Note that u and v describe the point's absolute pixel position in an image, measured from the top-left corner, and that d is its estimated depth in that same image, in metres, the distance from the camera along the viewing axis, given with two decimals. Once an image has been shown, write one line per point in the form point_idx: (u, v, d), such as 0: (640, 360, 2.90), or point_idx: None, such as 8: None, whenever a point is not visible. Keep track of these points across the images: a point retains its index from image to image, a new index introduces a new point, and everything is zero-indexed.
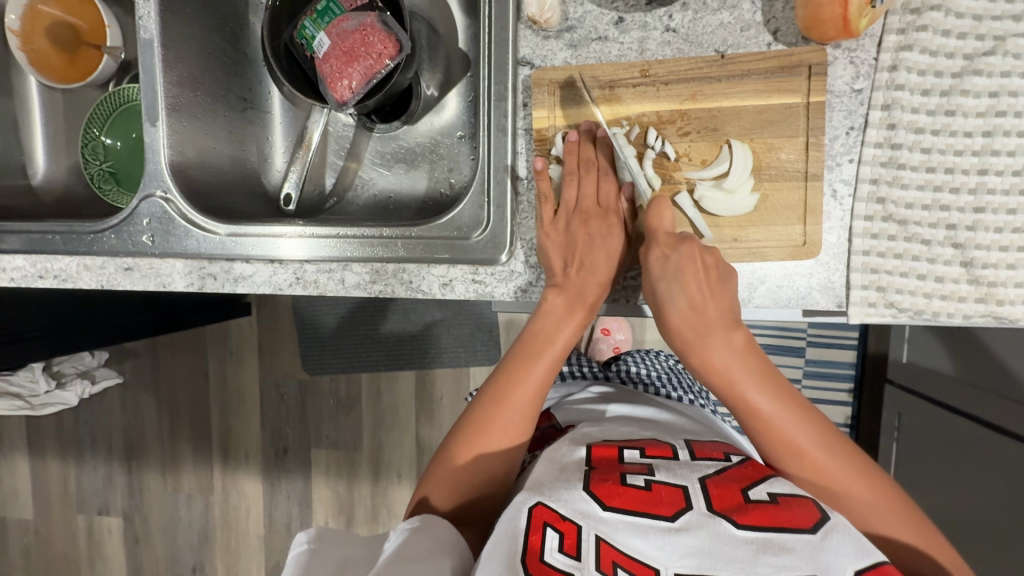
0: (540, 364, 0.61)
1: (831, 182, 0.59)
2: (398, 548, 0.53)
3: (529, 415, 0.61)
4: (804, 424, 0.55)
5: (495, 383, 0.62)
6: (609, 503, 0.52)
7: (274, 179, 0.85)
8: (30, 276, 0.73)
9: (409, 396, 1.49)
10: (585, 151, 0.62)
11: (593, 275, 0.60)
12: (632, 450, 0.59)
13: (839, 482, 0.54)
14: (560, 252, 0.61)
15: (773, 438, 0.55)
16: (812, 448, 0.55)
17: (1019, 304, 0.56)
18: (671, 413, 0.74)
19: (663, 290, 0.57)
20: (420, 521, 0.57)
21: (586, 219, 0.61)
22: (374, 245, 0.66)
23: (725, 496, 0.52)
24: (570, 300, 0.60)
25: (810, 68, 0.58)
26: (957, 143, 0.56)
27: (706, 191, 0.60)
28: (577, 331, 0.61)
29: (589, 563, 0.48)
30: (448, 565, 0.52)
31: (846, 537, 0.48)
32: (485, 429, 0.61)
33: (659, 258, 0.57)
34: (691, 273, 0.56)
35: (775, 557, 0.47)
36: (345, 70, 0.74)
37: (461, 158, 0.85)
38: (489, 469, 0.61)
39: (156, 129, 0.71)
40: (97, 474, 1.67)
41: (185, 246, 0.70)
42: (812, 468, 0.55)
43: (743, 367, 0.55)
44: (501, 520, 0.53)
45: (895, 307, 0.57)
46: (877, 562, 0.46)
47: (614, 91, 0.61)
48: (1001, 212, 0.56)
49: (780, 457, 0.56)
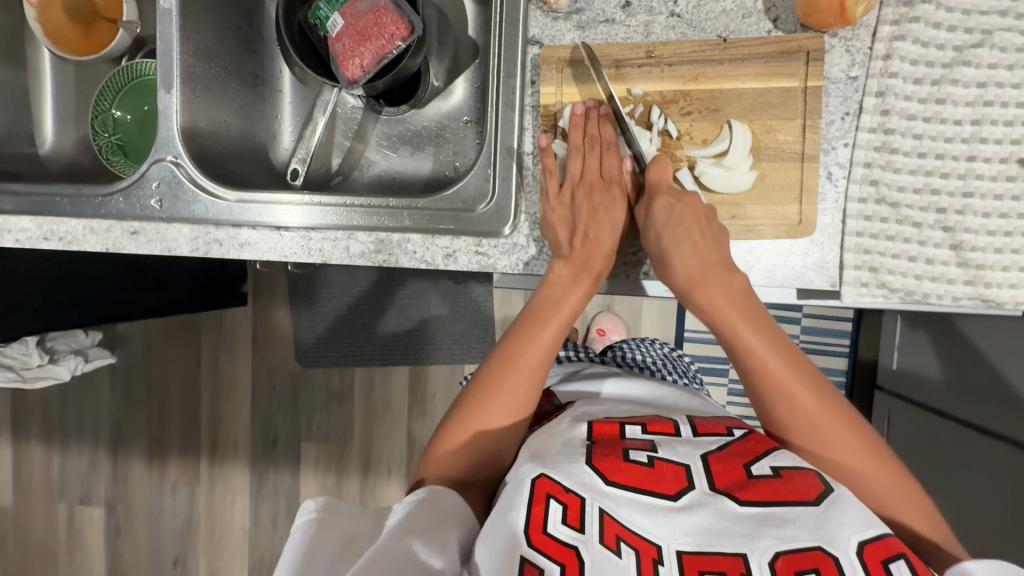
0: (549, 327, 0.62)
1: (826, 165, 0.61)
2: (405, 517, 0.53)
3: (535, 377, 0.61)
4: (802, 372, 0.56)
5: (508, 343, 0.63)
6: (611, 478, 0.52)
7: (282, 156, 0.87)
8: (36, 238, 0.73)
9: (402, 391, 1.50)
10: (591, 126, 0.64)
11: (597, 246, 0.62)
12: (633, 426, 0.59)
13: (821, 420, 0.55)
14: (566, 226, 0.63)
15: (774, 382, 0.56)
16: (805, 393, 0.55)
17: (1005, 288, 0.59)
18: (669, 388, 0.76)
19: (668, 238, 0.59)
20: (425, 493, 0.56)
21: (590, 191, 0.64)
22: (380, 214, 0.67)
23: (726, 471, 0.53)
24: (575, 270, 0.62)
25: (808, 54, 0.60)
26: (947, 131, 0.59)
27: (707, 168, 0.61)
28: (584, 299, 0.62)
29: (593, 536, 0.48)
30: (454, 536, 0.53)
31: (849, 507, 0.49)
32: (498, 383, 0.61)
33: (664, 207, 0.60)
34: (694, 221, 0.58)
35: (778, 529, 0.47)
36: (358, 48, 0.76)
37: (467, 141, 0.87)
38: (498, 428, 0.61)
39: (171, 96, 0.72)
40: (81, 461, 1.64)
41: (192, 211, 0.71)
42: (798, 406, 0.55)
43: (742, 311, 0.57)
44: (505, 490, 0.54)
45: (886, 288, 0.60)
46: (881, 533, 0.48)
47: (620, 70, 0.64)
48: (989, 198, 0.59)
49: (769, 396, 0.56)
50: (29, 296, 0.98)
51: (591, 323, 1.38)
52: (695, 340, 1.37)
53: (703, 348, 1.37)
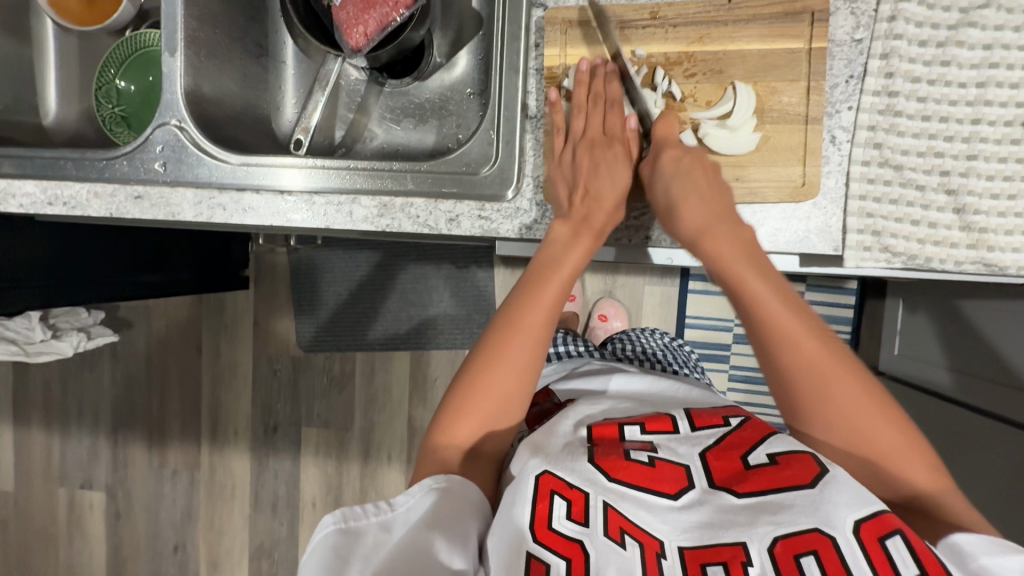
0: (553, 285, 0.60)
1: (830, 129, 0.61)
2: (425, 514, 0.51)
3: (539, 334, 0.59)
4: (809, 322, 0.54)
5: (511, 308, 0.61)
6: (614, 475, 0.52)
7: (285, 127, 0.87)
8: (41, 203, 0.74)
9: (403, 376, 1.50)
10: (597, 82, 0.65)
11: (598, 203, 0.61)
12: (632, 426, 0.58)
13: (833, 377, 0.52)
14: (566, 183, 0.63)
15: (779, 332, 0.53)
16: (813, 344, 0.53)
17: (1008, 252, 0.59)
18: (666, 380, 0.76)
19: (676, 189, 0.59)
20: (445, 481, 0.55)
21: (591, 146, 0.63)
22: (383, 177, 0.68)
23: (725, 467, 0.52)
24: (575, 228, 0.61)
25: (813, 15, 0.60)
26: (952, 93, 0.59)
27: (710, 129, 0.61)
28: (584, 258, 0.61)
29: (597, 529, 0.49)
30: (474, 527, 0.52)
31: (845, 487, 0.47)
32: (502, 347, 0.59)
33: (673, 158, 0.60)
34: (702, 171, 0.59)
35: (775, 516, 0.47)
36: (362, 16, 0.76)
37: (470, 113, 0.86)
38: (502, 396, 0.59)
39: (175, 60, 0.72)
40: (81, 446, 1.65)
41: (196, 174, 0.71)
42: (806, 357, 0.52)
43: (748, 259, 0.55)
44: (509, 486, 0.53)
45: (889, 252, 0.60)
46: (877, 511, 0.45)
47: (624, 32, 0.64)
48: (993, 160, 0.59)
49: (774, 347, 0.53)
50: (35, 273, 0.98)
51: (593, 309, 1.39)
52: (696, 326, 1.37)
53: (704, 334, 1.37)
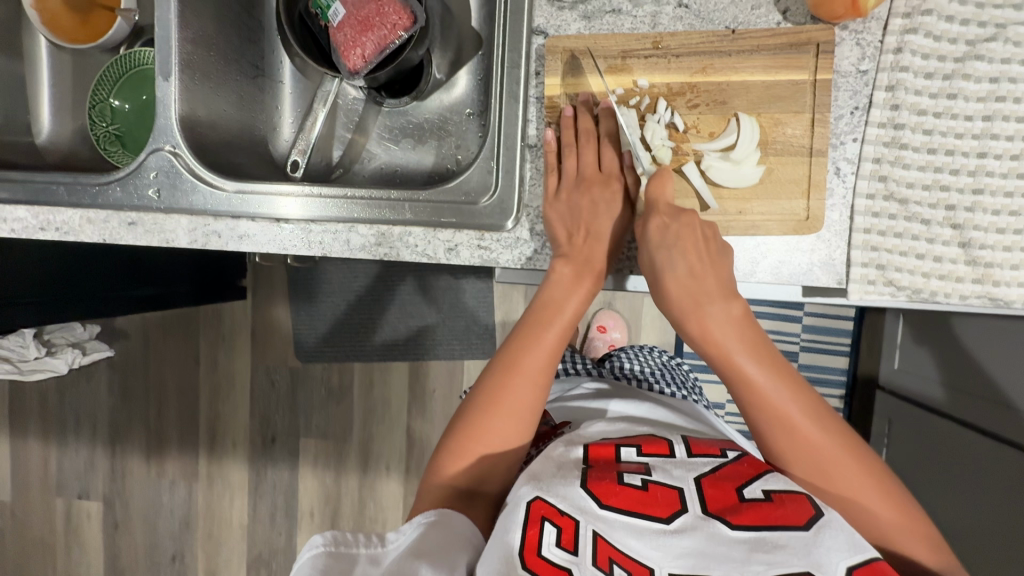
0: (551, 330, 0.61)
1: (834, 160, 0.60)
2: (415, 544, 0.51)
3: (540, 380, 0.60)
4: (797, 398, 0.54)
5: (509, 352, 0.61)
6: (607, 502, 0.51)
7: (281, 148, 0.86)
8: (32, 228, 0.73)
9: (402, 388, 1.49)
10: (583, 122, 0.64)
11: (599, 242, 0.61)
12: (628, 447, 0.57)
13: (817, 449, 0.54)
14: (563, 223, 0.62)
15: (765, 411, 0.54)
16: (800, 417, 0.54)
17: (1014, 286, 0.58)
18: (663, 409, 0.74)
19: (661, 259, 0.57)
20: (436, 515, 0.55)
21: (588, 188, 0.63)
22: (381, 207, 0.66)
23: (719, 496, 0.51)
24: (578, 268, 0.61)
25: (818, 46, 0.59)
26: (958, 126, 0.58)
27: (714, 162, 0.61)
28: (585, 299, 0.61)
29: (586, 558, 0.48)
30: (463, 558, 0.51)
31: (839, 532, 0.47)
32: (497, 403, 0.59)
33: (659, 227, 0.57)
34: (691, 242, 0.56)
35: (767, 555, 0.46)
36: (359, 39, 0.75)
37: (469, 134, 0.85)
38: (506, 439, 0.60)
39: (169, 84, 0.71)
40: (78, 457, 1.63)
41: (191, 202, 0.70)
42: (790, 433, 0.54)
43: (738, 338, 0.55)
44: (501, 515, 0.52)
45: (894, 285, 0.59)
46: (870, 559, 0.46)
47: (626, 61, 0.63)
48: (999, 195, 0.58)
49: (763, 423, 0.55)
50: (31, 289, 0.97)
51: (591, 320, 1.38)
52: None
53: None
